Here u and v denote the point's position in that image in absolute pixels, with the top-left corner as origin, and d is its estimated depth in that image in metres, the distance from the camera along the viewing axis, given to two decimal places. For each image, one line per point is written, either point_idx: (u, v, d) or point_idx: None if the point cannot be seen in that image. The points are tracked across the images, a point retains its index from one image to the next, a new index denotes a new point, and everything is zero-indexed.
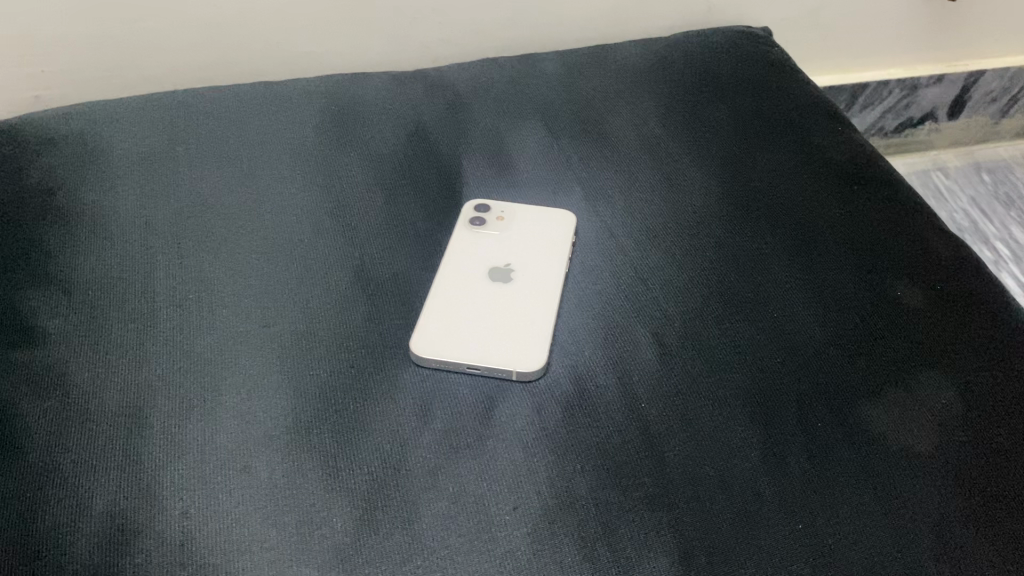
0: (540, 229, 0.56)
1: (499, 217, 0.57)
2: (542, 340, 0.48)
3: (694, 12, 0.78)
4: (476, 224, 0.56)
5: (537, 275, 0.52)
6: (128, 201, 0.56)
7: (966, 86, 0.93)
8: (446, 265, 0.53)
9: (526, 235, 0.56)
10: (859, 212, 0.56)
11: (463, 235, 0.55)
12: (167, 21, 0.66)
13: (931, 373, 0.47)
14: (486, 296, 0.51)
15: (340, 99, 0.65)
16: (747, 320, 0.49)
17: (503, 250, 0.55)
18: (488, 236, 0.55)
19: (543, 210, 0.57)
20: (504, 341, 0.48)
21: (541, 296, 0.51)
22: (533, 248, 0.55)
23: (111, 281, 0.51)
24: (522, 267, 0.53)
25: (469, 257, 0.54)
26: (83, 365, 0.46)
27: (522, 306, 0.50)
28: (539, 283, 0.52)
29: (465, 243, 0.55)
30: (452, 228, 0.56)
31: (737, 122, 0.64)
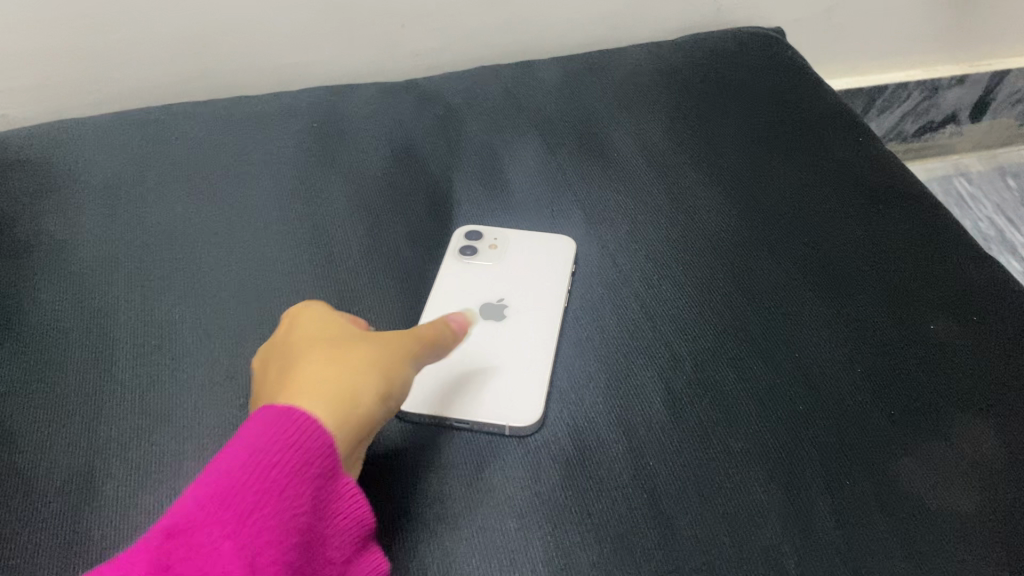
0: (535, 259, 0.52)
1: (492, 246, 0.53)
2: (538, 389, 0.43)
3: (703, 12, 0.73)
4: (467, 256, 0.52)
5: (533, 313, 0.48)
6: (89, 235, 0.52)
7: (990, 86, 0.88)
8: (433, 303, 0.49)
9: (521, 266, 0.52)
10: (882, 239, 0.52)
11: (453, 268, 0.52)
12: (136, 33, 0.61)
13: (967, 421, 0.42)
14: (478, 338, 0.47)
15: (323, 114, 0.61)
16: (763, 364, 0.45)
17: (496, 286, 0.51)
18: (480, 269, 0.52)
19: (540, 237, 0.53)
20: (496, 390, 0.44)
21: (537, 336, 0.47)
22: (529, 281, 0.51)
23: (68, 326, 0.47)
24: (516, 304, 0.49)
25: (459, 293, 0.50)
26: (31, 428, 0.42)
27: (516, 348, 0.46)
28: (534, 320, 0.48)
29: (455, 278, 0.51)
30: (441, 261, 0.52)
31: (750, 135, 0.59)
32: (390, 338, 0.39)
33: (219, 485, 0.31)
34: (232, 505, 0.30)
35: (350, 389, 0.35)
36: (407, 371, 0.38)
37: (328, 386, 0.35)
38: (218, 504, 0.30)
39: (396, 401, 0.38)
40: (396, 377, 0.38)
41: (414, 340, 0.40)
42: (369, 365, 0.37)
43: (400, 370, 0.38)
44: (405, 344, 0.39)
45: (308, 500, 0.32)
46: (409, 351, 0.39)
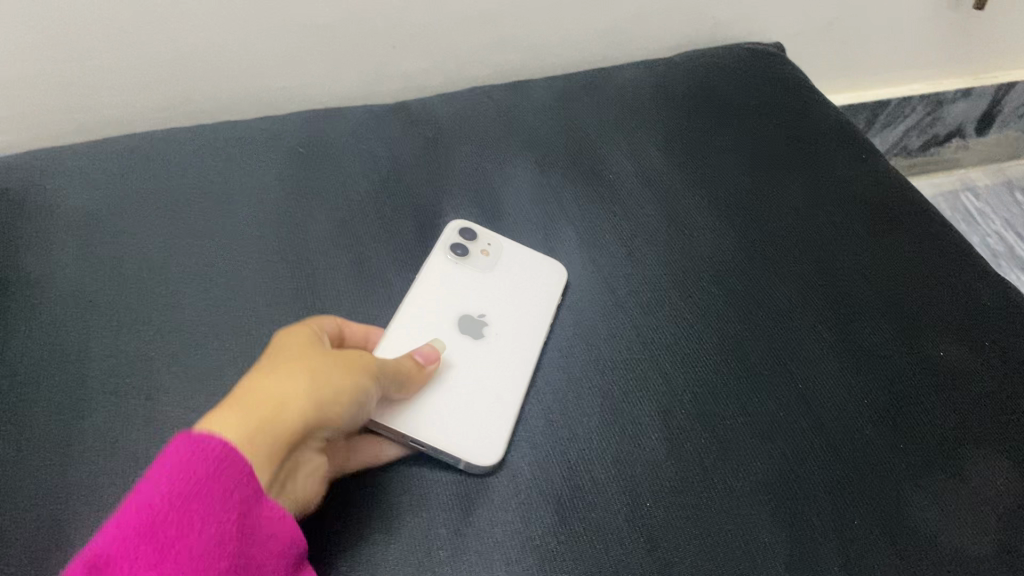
0: (527, 278, 0.50)
1: (484, 253, 0.51)
2: (499, 429, 0.41)
3: (700, 28, 0.71)
4: (459, 257, 0.50)
5: (507, 341, 0.46)
6: (65, 269, 0.50)
7: (995, 98, 0.86)
8: (417, 303, 0.47)
9: (511, 283, 0.50)
10: (884, 260, 0.50)
11: (444, 268, 0.50)
12: (119, 61, 0.60)
13: (977, 455, 0.41)
14: (456, 352, 0.45)
15: (310, 139, 0.59)
16: (764, 394, 0.43)
17: (483, 299, 0.49)
18: (466, 274, 0.50)
19: (535, 257, 0.51)
20: (457, 421, 0.41)
21: (518, 365, 0.45)
22: (516, 303, 0.49)
23: (40, 369, 0.45)
24: (500, 325, 0.47)
25: (446, 300, 0.48)
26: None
27: (494, 374, 0.44)
28: (516, 347, 0.46)
29: (443, 281, 0.49)
30: (433, 255, 0.50)
31: (748, 152, 0.58)
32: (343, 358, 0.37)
33: (144, 513, 0.29)
34: (155, 536, 0.29)
35: (267, 422, 0.32)
36: (343, 386, 0.36)
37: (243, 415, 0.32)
38: (141, 535, 0.28)
39: (333, 421, 0.36)
40: (328, 391, 0.35)
41: (363, 364, 0.38)
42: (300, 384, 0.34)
43: (336, 388, 0.35)
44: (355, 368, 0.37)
45: (236, 527, 0.30)
46: (347, 369, 0.36)
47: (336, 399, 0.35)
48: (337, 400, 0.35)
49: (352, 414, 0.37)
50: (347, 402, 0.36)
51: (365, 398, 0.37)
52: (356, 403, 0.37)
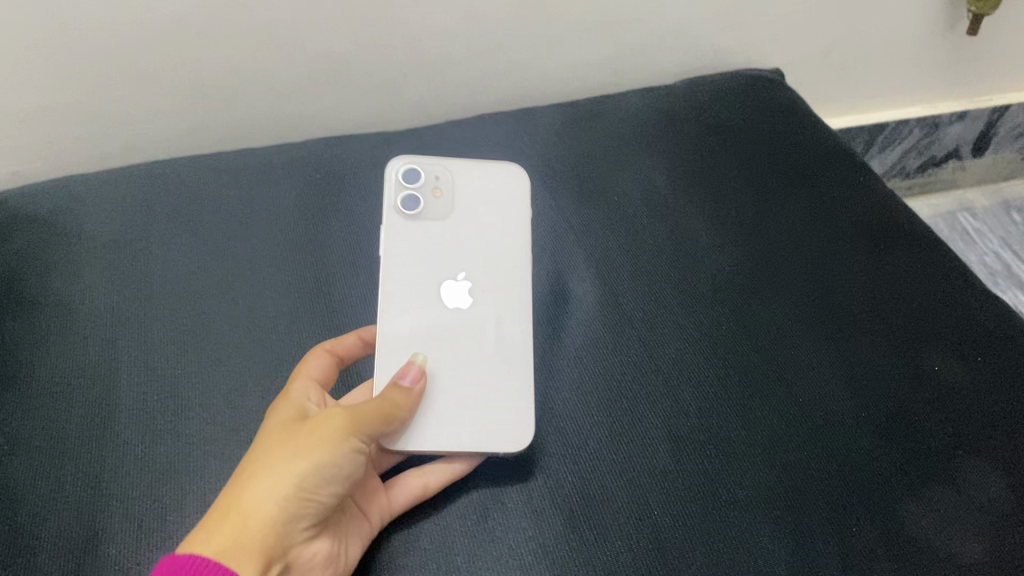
0: (491, 215, 0.50)
1: (435, 193, 0.49)
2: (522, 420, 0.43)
3: (702, 54, 0.74)
4: (412, 209, 0.48)
5: (498, 308, 0.47)
6: (94, 289, 0.53)
7: (991, 121, 0.88)
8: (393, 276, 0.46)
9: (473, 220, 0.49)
10: (881, 280, 0.52)
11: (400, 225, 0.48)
12: (141, 88, 0.62)
13: (971, 467, 0.43)
14: (448, 323, 0.46)
15: (326, 163, 0.62)
16: (765, 407, 0.45)
17: (450, 245, 0.48)
18: (426, 225, 0.49)
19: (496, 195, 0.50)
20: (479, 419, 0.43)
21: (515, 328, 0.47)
22: (488, 244, 0.49)
23: (74, 382, 0.47)
24: (476, 276, 0.48)
25: (414, 257, 0.47)
26: (36, 492, 0.43)
27: (493, 346, 0.46)
28: (504, 305, 0.47)
29: (407, 241, 0.48)
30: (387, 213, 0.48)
31: (748, 175, 0.60)
32: (315, 426, 0.37)
33: None
34: None
35: (232, 533, 0.35)
36: (294, 477, 0.36)
37: (211, 532, 0.35)
38: None
39: (307, 504, 0.36)
40: (286, 483, 0.36)
41: (326, 434, 0.37)
42: (263, 481, 0.36)
43: (286, 483, 0.36)
44: (327, 435, 0.37)
45: None
46: (299, 455, 0.36)
47: (292, 490, 0.36)
48: (293, 490, 0.36)
49: (327, 488, 0.37)
50: (310, 485, 0.36)
51: (332, 471, 0.36)
52: (325, 478, 0.36)
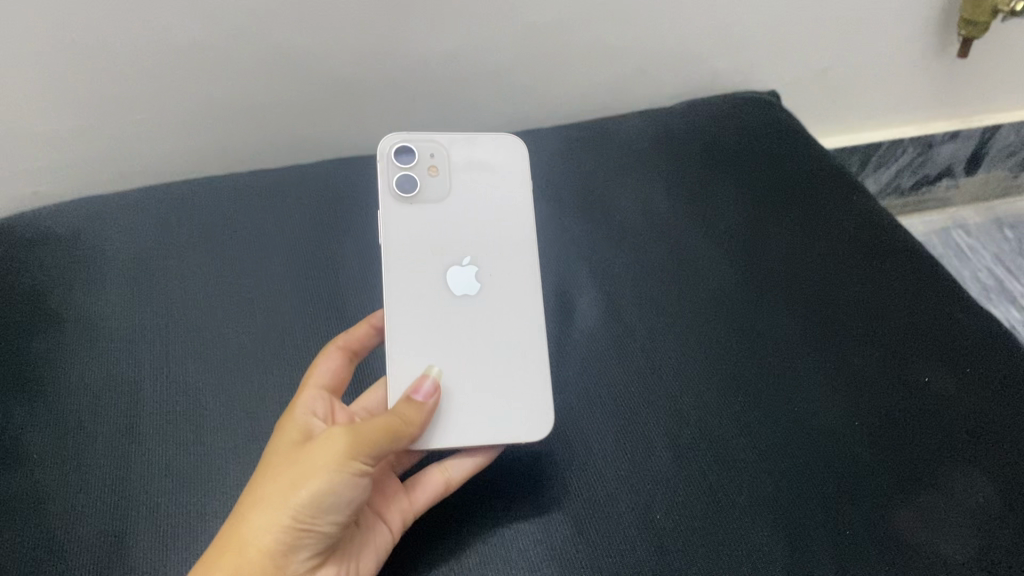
0: (489, 187, 0.49)
1: (431, 171, 0.48)
2: (538, 412, 0.45)
3: (699, 77, 0.76)
4: (408, 192, 0.48)
5: (505, 293, 0.48)
6: (116, 306, 0.55)
7: (983, 140, 0.90)
8: (397, 267, 0.46)
9: (472, 197, 0.49)
10: (874, 295, 0.54)
11: (397, 212, 0.47)
12: (157, 111, 0.65)
13: (962, 474, 0.44)
14: (457, 312, 0.46)
15: (337, 183, 0.64)
16: (763, 417, 0.47)
17: (450, 224, 0.48)
18: (425, 205, 0.48)
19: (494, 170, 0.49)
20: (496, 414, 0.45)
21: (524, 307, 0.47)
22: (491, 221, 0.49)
23: (100, 397, 0.49)
24: (480, 256, 0.48)
25: (420, 242, 0.47)
26: (65, 499, 0.45)
27: (503, 334, 0.47)
28: (511, 282, 0.48)
29: (407, 227, 0.47)
30: (383, 200, 0.47)
31: (745, 195, 0.62)
32: (313, 453, 0.38)
33: None
34: None
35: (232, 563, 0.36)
36: (291, 508, 0.36)
37: (215, 560, 0.37)
38: None
39: (310, 531, 0.37)
40: (281, 514, 0.36)
41: (322, 462, 0.37)
42: (262, 512, 0.37)
43: (284, 514, 0.36)
44: (323, 463, 0.37)
45: None
46: (296, 485, 0.37)
47: (291, 521, 0.37)
48: (291, 521, 0.37)
49: (327, 516, 0.37)
50: (308, 515, 0.37)
51: (329, 501, 0.37)
52: (324, 508, 0.37)
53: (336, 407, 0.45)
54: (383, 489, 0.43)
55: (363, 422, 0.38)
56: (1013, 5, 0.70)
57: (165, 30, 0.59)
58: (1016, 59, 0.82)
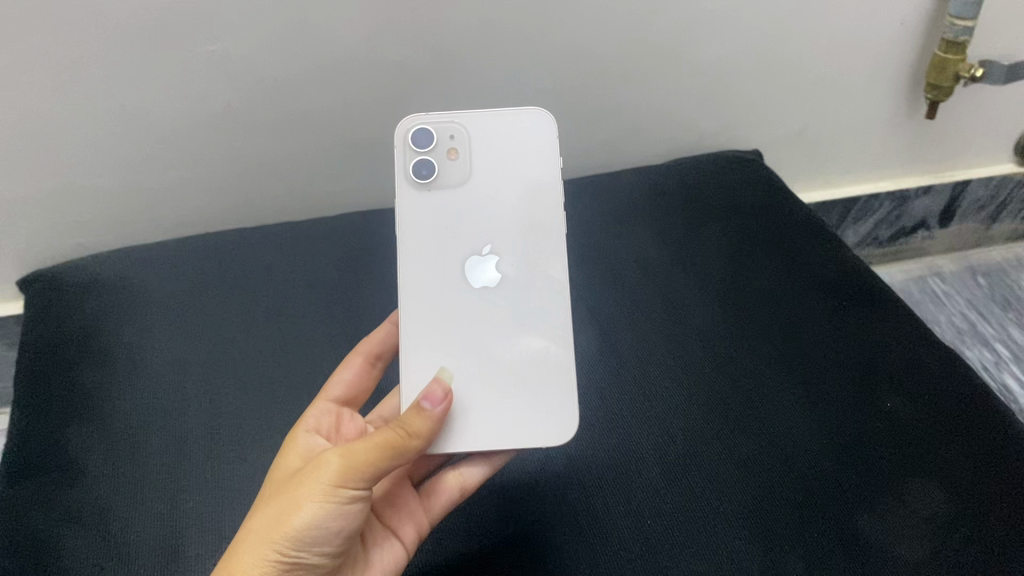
0: (508, 170, 0.52)
1: (452, 154, 0.52)
2: (560, 408, 0.49)
3: (687, 137, 0.83)
4: (426, 176, 0.51)
5: (526, 283, 0.51)
6: (161, 342, 0.61)
7: (955, 195, 0.96)
8: (412, 258, 0.51)
9: (492, 180, 0.52)
10: (844, 330, 0.60)
11: (413, 200, 0.51)
12: (194, 170, 0.72)
13: (919, 486, 0.50)
14: (476, 304, 0.51)
15: (358, 231, 0.70)
16: (741, 437, 0.53)
17: (469, 209, 0.52)
18: (444, 189, 0.52)
19: (514, 153, 0.52)
20: (521, 415, 0.49)
21: (543, 293, 0.51)
22: (511, 205, 0.52)
23: (149, 424, 0.56)
24: (500, 245, 0.51)
25: (441, 230, 0.52)
26: (123, 511, 0.52)
27: (526, 326, 0.51)
28: (533, 268, 0.51)
29: (426, 214, 0.52)
30: (399, 189, 0.52)
31: (727, 241, 0.69)
32: (305, 484, 0.40)
33: None
34: None
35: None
36: (276, 543, 0.39)
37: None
38: None
39: (297, 561, 0.40)
40: (271, 544, 0.39)
41: (311, 493, 0.40)
42: (256, 540, 0.39)
43: (269, 549, 0.39)
44: (312, 494, 0.40)
45: None
46: (283, 520, 0.39)
47: (277, 555, 0.39)
48: (277, 555, 0.39)
49: (315, 545, 0.40)
50: (293, 547, 0.39)
51: (313, 532, 0.39)
52: (308, 539, 0.39)
53: (348, 420, 0.51)
54: (401, 493, 0.49)
55: (351, 452, 0.40)
56: (972, 71, 0.77)
57: (205, 97, 0.66)
58: (979, 120, 0.89)
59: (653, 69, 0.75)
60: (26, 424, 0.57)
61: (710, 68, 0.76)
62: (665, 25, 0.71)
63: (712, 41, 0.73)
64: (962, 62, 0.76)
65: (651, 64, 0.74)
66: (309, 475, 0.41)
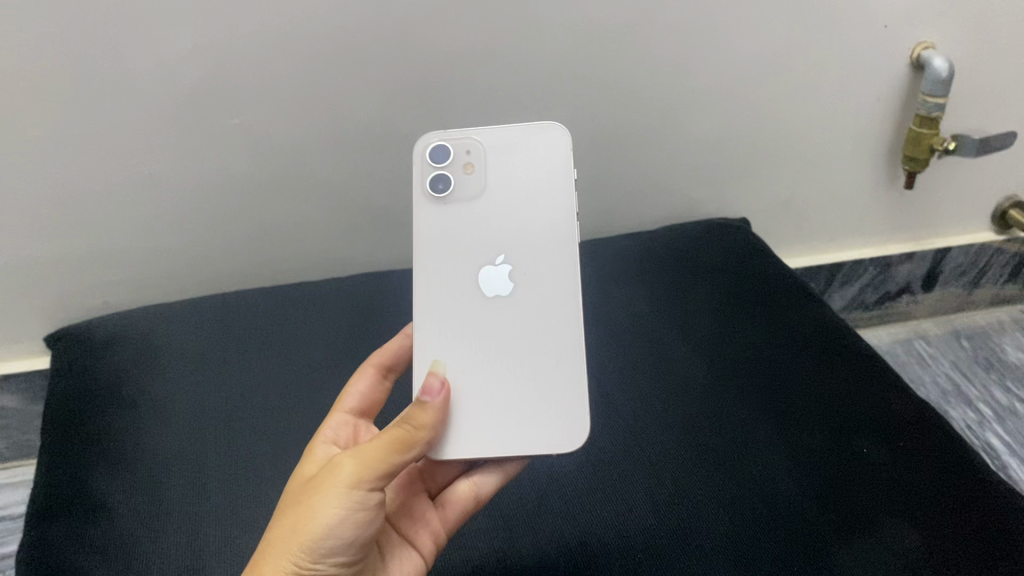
0: (519, 183, 0.56)
1: (467, 168, 0.57)
2: (573, 409, 0.51)
3: (679, 206, 0.88)
4: (444, 189, 0.56)
5: (535, 292, 0.54)
6: (184, 391, 0.66)
7: (937, 262, 1.01)
8: (428, 268, 0.55)
9: (502, 191, 0.56)
10: (824, 383, 0.64)
11: (431, 212, 0.56)
12: (216, 233, 0.77)
13: (893, 525, 0.54)
14: (488, 309, 0.54)
15: (368, 292, 0.75)
16: (728, 483, 0.57)
17: (482, 221, 0.56)
18: (460, 199, 0.56)
19: (526, 164, 0.57)
20: (531, 417, 0.51)
21: (558, 304, 0.54)
22: (521, 218, 0.56)
23: (175, 466, 0.60)
24: (510, 254, 0.55)
25: (458, 241, 0.56)
26: (146, 546, 0.55)
27: (535, 331, 0.53)
28: (545, 278, 0.54)
29: (440, 223, 0.56)
30: (417, 202, 0.56)
31: (716, 300, 0.73)
32: (318, 491, 0.43)
33: None
34: None
35: None
36: (295, 555, 0.42)
37: None
38: None
39: (313, 571, 0.42)
40: (291, 554, 0.42)
41: (326, 501, 0.43)
42: (275, 551, 0.42)
43: (288, 560, 0.42)
44: (327, 498, 0.43)
45: None
46: (299, 531, 0.42)
47: (295, 566, 0.42)
48: (296, 566, 0.42)
49: (331, 553, 0.42)
50: (310, 558, 0.42)
51: (330, 539, 0.42)
52: (324, 549, 0.42)
53: (358, 425, 0.55)
54: (420, 506, 0.52)
55: (362, 452, 0.44)
56: (945, 144, 0.82)
57: (228, 167, 0.72)
58: (954, 191, 0.94)
59: (645, 142, 0.80)
60: (56, 466, 0.61)
61: (698, 141, 0.82)
62: (654, 99, 0.76)
63: (701, 115, 0.79)
64: (935, 136, 0.81)
65: (644, 138, 0.80)
66: (321, 484, 0.43)
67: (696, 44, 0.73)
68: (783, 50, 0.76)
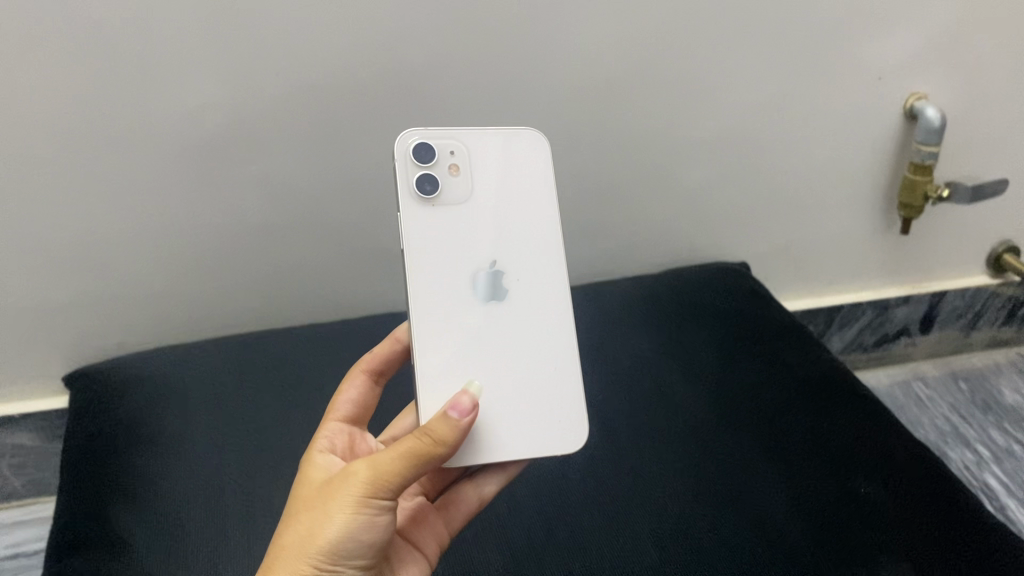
0: (506, 191, 0.55)
1: (452, 168, 0.54)
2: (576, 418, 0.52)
3: (680, 250, 0.91)
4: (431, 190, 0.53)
5: (526, 300, 0.54)
6: (201, 429, 0.68)
7: (933, 305, 1.03)
8: (419, 271, 0.52)
9: (489, 197, 0.54)
10: (820, 425, 0.66)
11: (418, 214, 0.52)
12: (231, 275, 0.79)
13: (892, 564, 0.56)
14: (484, 317, 0.52)
15: (377, 334, 0.77)
16: (731, 523, 0.59)
17: (470, 226, 0.54)
18: (446, 201, 0.53)
19: (510, 173, 0.55)
20: (537, 423, 0.52)
21: (551, 309, 0.55)
22: (510, 227, 0.55)
23: (193, 503, 0.62)
24: (500, 262, 0.54)
25: (448, 246, 0.53)
26: None
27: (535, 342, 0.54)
28: (537, 284, 0.55)
29: (428, 226, 0.53)
30: (403, 205, 0.52)
31: (712, 344, 0.75)
32: (334, 495, 0.43)
33: None
34: None
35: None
36: (312, 557, 0.42)
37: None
38: None
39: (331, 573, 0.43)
40: (309, 554, 0.42)
41: (343, 506, 0.43)
42: (293, 549, 0.43)
43: (305, 562, 0.42)
44: (345, 503, 0.43)
45: None
46: (316, 535, 0.43)
47: (313, 567, 0.42)
48: (314, 568, 0.42)
49: (349, 556, 0.43)
50: (328, 561, 0.42)
51: (346, 544, 0.43)
52: (343, 552, 0.43)
53: (355, 433, 0.54)
54: (425, 513, 0.53)
55: (378, 461, 0.43)
56: (939, 192, 0.85)
57: (245, 211, 0.74)
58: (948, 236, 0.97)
59: (647, 189, 0.83)
60: (78, 503, 0.62)
61: (699, 188, 0.84)
62: (655, 148, 0.79)
63: (701, 163, 0.82)
64: (929, 183, 0.84)
65: (645, 186, 0.83)
66: (338, 488, 0.44)
67: (696, 95, 0.76)
68: (780, 101, 0.79)
